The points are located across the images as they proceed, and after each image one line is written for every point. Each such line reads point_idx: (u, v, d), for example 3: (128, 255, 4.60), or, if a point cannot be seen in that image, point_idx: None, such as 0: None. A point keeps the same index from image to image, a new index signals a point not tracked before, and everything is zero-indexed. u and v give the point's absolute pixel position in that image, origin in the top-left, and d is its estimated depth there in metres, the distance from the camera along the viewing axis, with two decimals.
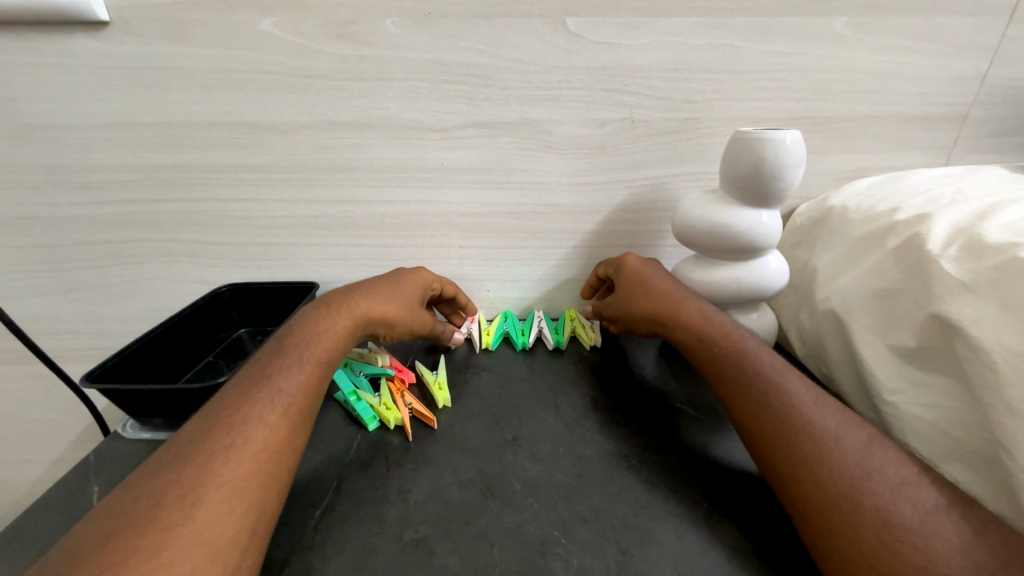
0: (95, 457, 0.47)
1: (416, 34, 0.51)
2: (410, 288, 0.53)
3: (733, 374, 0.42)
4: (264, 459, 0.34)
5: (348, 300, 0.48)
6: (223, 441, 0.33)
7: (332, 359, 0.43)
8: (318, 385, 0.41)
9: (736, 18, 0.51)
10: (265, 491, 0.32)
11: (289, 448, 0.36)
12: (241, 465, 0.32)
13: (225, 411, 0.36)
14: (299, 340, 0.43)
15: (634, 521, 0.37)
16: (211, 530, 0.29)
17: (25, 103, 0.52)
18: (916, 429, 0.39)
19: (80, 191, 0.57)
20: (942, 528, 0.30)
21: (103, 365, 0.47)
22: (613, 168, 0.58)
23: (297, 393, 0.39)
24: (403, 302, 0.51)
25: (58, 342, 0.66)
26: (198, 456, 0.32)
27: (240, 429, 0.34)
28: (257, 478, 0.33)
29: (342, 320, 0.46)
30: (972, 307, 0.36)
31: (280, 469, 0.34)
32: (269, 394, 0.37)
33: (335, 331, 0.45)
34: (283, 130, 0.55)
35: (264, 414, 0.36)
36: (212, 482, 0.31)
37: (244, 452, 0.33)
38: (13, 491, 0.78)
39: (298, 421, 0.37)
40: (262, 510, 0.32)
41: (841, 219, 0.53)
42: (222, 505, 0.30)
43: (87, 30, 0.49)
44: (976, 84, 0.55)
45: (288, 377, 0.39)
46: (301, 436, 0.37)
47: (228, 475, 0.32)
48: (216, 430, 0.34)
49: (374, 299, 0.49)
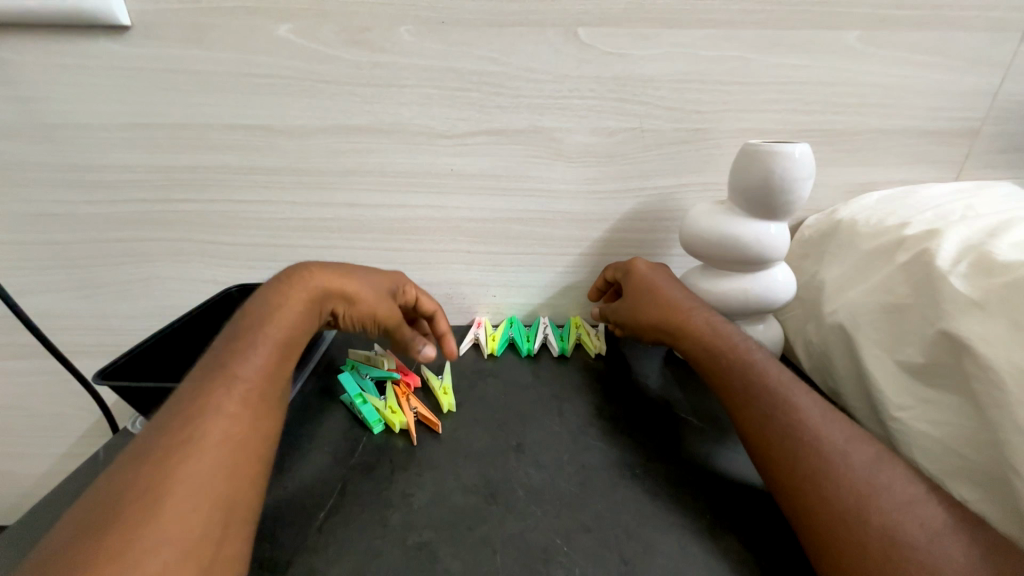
0: (104, 453, 0.48)
1: (430, 41, 0.51)
2: (372, 270, 0.49)
3: (740, 386, 0.42)
4: (229, 452, 0.32)
5: (305, 272, 0.45)
6: (180, 438, 0.31)
7: (294, 335, 0.41)
8: (278, 367, 0.38)
9: (748, 31, 0.51)
10: (234, 482, 0.31)
11: (255, 437, 0.34)
12: (206, 457, 0.31)
13: (186, 401, 0.34)
14: (253, 322, 0.40)
15: (637, 531, 0.37)
16: (180, 528, 0.28)
17: (46, 103, 0.53)
18: (922, 446, 0.39)
19: (97, 191, 0.58)
20: (949, 548, 0.30)
21: (115, 363, 0.48)
22: (622, 177, 0.58)
23: (257, 380, 0.36)
24: (372, 277, 0.48)
25: (70, 338, 0.67)
26: (155, 451, 0.30)
27: (199, 419, 0.32)
28: (224, 471, 0.31)
29: (298, 294, 0.42)
30: (982, 325, 0.36)
31: (244, 458, 0.33)
32: (226, 383, 0.35)
33: (292, 307, 0.41)
34: (297, 133, 0.55)
35: (223, 404, 0.34)
36: (174, 479, 0.29)
37: (204, 445, 0.31)
38: (21, 483, 0.80)
39: (261, 406, 0.35)
40: (232, 500, 0.31)
41: (850, 232, 0.53)
42: (187, 501, 0.29)
43: (110, 34, 0.51)
44: (988, 100, 0.55)
45: (248, 363, 0.37)
46: (270, 422, 0.36)
47: (194, 468, 0.30)
48: (171, 425, 0.32)
49: (337, 273, 0.46)
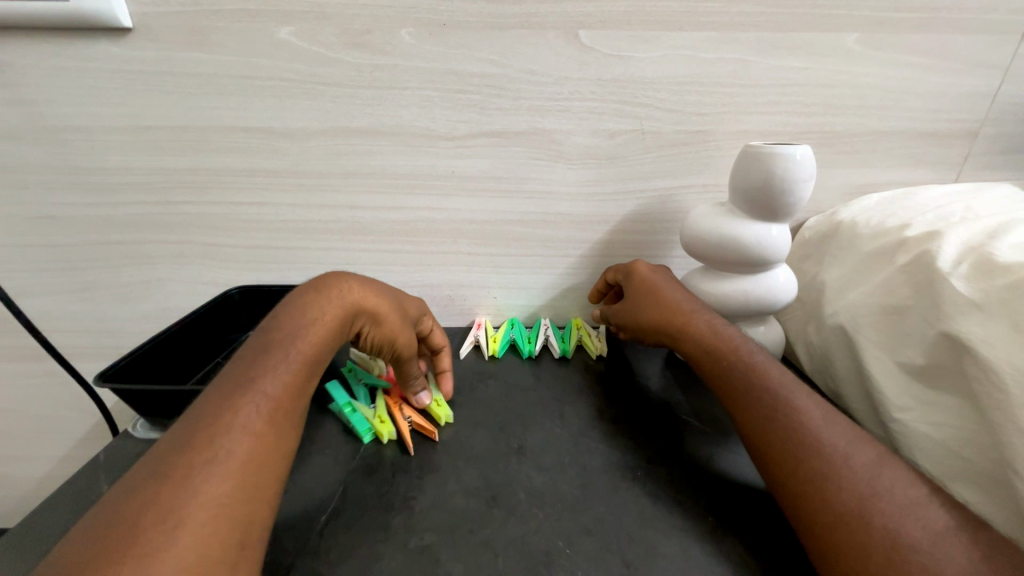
0: (105, 456, 0.48)
1: (431, 44, 0.51)
2: (398, 293, 0.49)
3: (741, 389, 0.42)
4: (251, 470, 0.31)
5: (340, 285, 0.44)
6: (203, 453, 0.30)
7: (321, 352, 0.40)
8: (302, 385, 0.37)
9: (748, 33, 0.51)
10: (253, 504, 0.30)
11: (276, 457, 0.33)
12: (227, 479, 0.30)
13: (208, 416, 0.32)
14: (281, 335, 0.39)
15: (639, 534, 0.37)
16: (198, 550, 0.26)
17: (47, 105, 0.53)
18: (923, 447, 0.39)
19: (97, 193, 0.58)
20: (951, 549, 0.30)
21: (117, 365, 0.48)
22: (623, 179, 0.58)
23: (281, 399, 0.35)
24: (398, 299, 0.48)
25: (71, 341, 0.67)
26: (174, 470, 0.29)
27: (222, 437, 0.31)
28: (243, 491, 0.30)
29: (333, 308, 0.42)
30: (982, 326, 0.36)
31: (265, 479, 0.31)
32: (250, 400, 0.34)
33: (323, 322, 0.41)
34: (297, 136, 0.55)
35: (248, 420, 0.33)
36: (193, 498, 0.28)
37: (226, 465, 0.30)
38: (21, 485, 0.79)
39: (284, 424, 0.35)
40: (250, 523, 0.29)
41: (850, 234, 0.53)
42: (206, 522, 0.27)
43: (112, 36, 0.51)
44: (987, 102, 0.55)
45: (274, 376, 0.36)
46: (289, 441, 0.35)
47: (213, 489, 0.29)
48: (191, 441, 0.31)
49: (368, 289, 0.45)
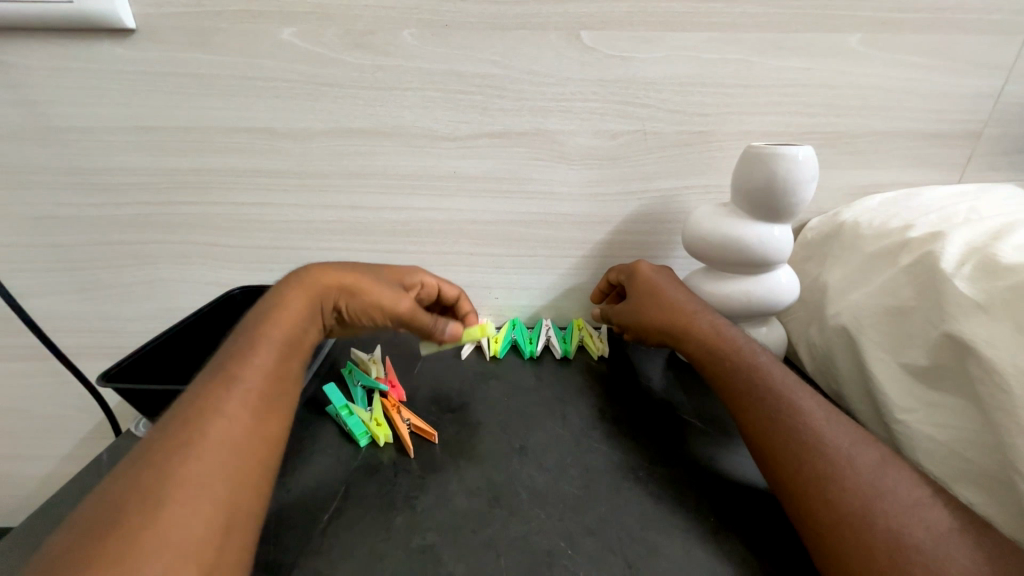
0: (108, 456, 0.48)
1: (433, 44, 0.51)
2: (380, 267, 0.48)
3: (743, 390, 0.42)
4: (232, 451, 0.31)
5: (309, 270, 0.44)
6: (183, 436, 0.30)
7: (298, 334, 0.39)
8: (285, 367, 0.37)
9: (751, 34, 0.51)
10: (236, 486, 0.30)
11: (259, 439, 0.33)
12: (206, 459, 0.30)
13: (188, 402, 0.33)
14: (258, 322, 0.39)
15: (641, 534, 0.37)
16: (176, 528, 0.27)
17: (51, 106, 0.54)
18: (926, 448, 0.39)
19: (101, 193, 0.58)
20: (955, 551, 0.30)
21: (119, 365, 0.48)
22: (625, 179, 0.58)
23: (262, 381, 0.35)
24: (377, 271, 0.47)
25: (74, 340, 0.67)
26: (156, 454, 0.29)
27: (202, 420, 0.31)
28: (223, 471, 0.30)
29: (301, 293, 0.42)
30: (986, 328, 0.36)
31: (247, 460, 0.31)
32: (229, 384, 0.34)
33: (295, 305, 0.41)
34: (300, 136, 0.56)
35: (226, 402, 0.33)
36: (173, 479, 0.28)
37: (205, 447, 0.30)
38: (24, 485, 0.80)
39: (269, 409, 0.35)
40: (233, 503, 0.29)
41: (853, 234, 0.52)
42: (185, 502, 0.28)
43: (115, 37, 0.51)
44: (991, 102, 0.55)
45: (255, 362, 0.36)
46: (274, 423, 0.35)
47: (193, 471, 0.29)
48: (173, 427, 0.31)
49: (341, 270, 0.45)
